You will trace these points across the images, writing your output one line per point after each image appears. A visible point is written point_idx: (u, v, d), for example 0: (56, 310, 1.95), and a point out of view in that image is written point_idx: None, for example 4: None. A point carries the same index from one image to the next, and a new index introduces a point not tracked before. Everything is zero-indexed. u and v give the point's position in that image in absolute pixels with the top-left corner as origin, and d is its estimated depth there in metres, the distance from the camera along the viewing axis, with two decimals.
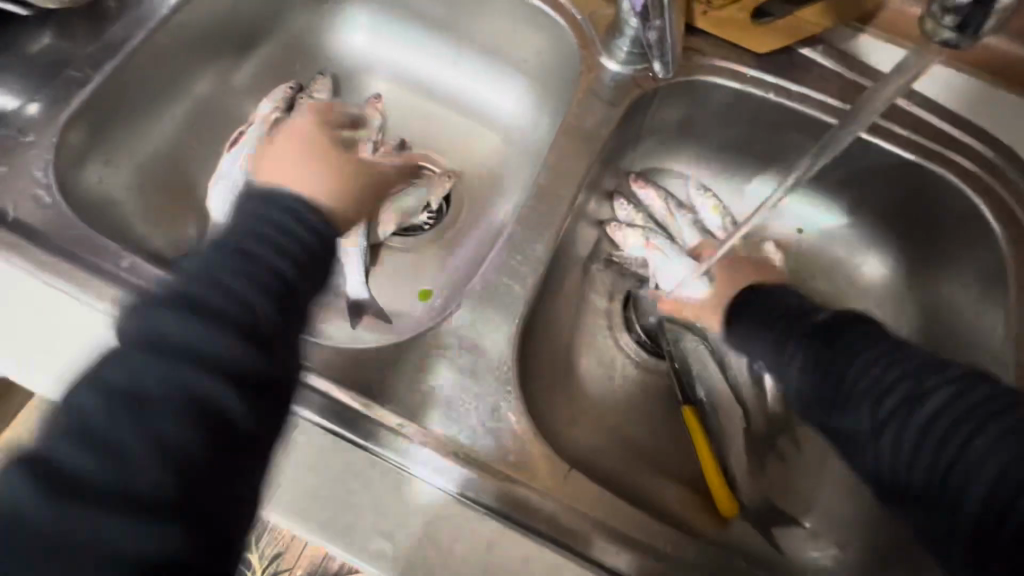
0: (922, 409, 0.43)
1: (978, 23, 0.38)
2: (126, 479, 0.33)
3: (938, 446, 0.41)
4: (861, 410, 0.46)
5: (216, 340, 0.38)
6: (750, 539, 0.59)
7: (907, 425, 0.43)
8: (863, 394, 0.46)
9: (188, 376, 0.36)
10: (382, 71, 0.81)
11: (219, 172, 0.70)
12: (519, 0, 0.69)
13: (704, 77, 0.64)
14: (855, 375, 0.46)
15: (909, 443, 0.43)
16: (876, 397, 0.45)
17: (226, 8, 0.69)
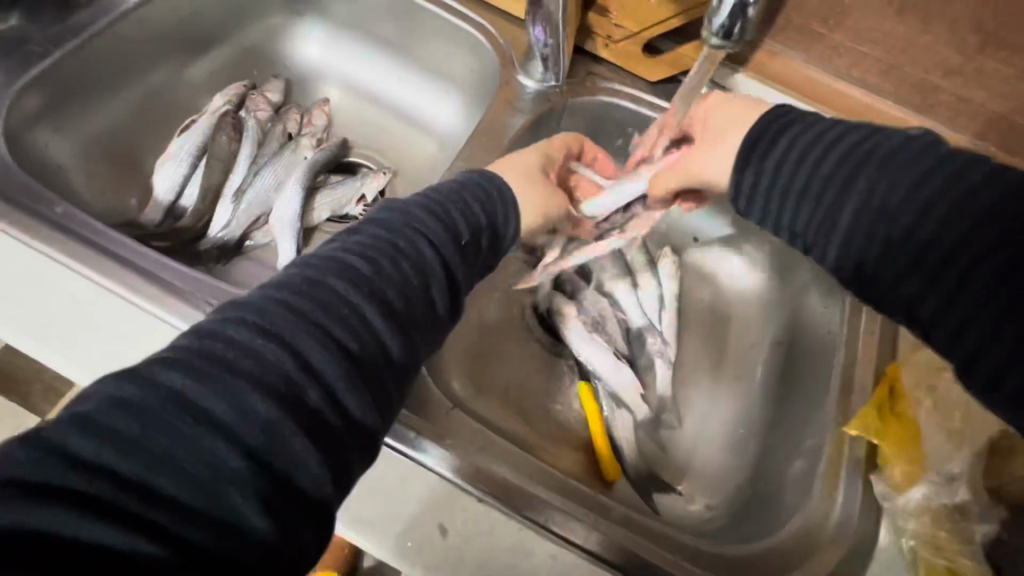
0: (928, 205, 0.43)
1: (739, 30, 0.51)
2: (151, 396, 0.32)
3: (942, 235, 0.42)
4: (856, 210, 0.46)
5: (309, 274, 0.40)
6: (627, 496, 0.66)
7: (909, 218, 0.44)
8: (868, 186, 0.46)
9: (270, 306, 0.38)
10: (333, 79, 0.90)
11: (168, 152, 0.77)
12: (451, 23, 0.79)
13: (604, 97, 0.76)
14: (855, 173, 0.47)
15: (918, 231, 0.43)
16: (882, 198, 0.45)
17: (188, 10, 0.77)
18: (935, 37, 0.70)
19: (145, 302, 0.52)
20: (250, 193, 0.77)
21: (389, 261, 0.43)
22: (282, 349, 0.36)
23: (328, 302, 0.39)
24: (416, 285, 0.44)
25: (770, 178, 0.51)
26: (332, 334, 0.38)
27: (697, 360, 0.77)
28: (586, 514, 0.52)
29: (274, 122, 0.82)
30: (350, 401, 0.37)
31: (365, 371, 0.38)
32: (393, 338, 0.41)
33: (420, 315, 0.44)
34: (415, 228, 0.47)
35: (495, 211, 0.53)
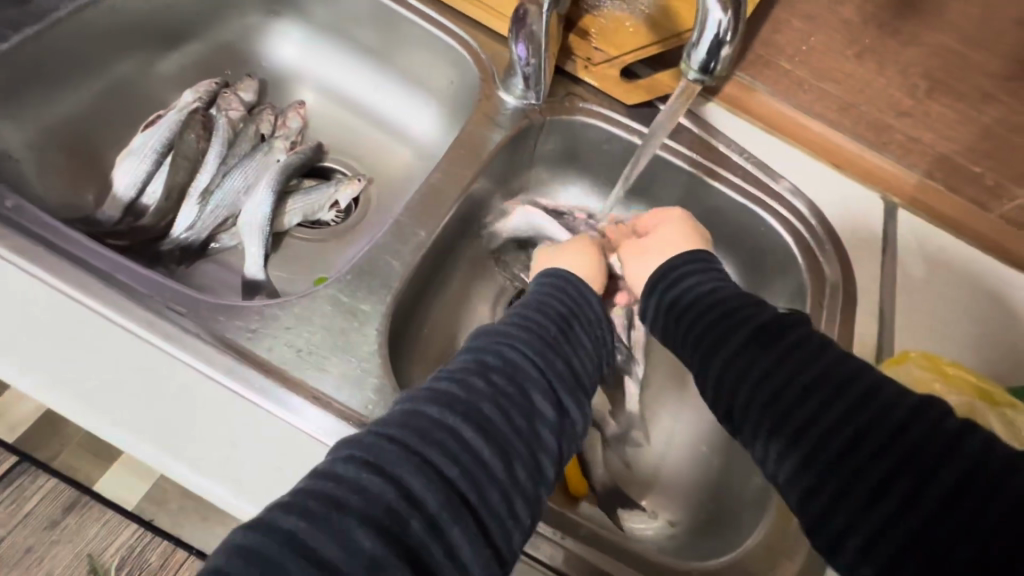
0: (776, 369, 0.47)
1: (715, 65, 0.46)
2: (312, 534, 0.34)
3: (795, 398, 0.45)
4: (722, 361, 0.50)
5: (428, 421, 0.41)
6: (594, 513, 0.66)
7: (763, 379, 0.47)
8: (728, 346, 0.51)
9: (383, 487, 0.37)
10: (309, 83, 0.89)
11: (132, 147, 0.74)
12: (433, 35, 0.80)
13: (581, 118, 0.77)
14: (720, 331, 0.52)
15: (771, 390, 0.46)
16: (742, 357, 0.49)
17: (160, 3, 0.74)
18: (888, 81, 0.76)
19: (100, 305, 0.49)
20: (217, 193, 0.75)
21: (500, 373, 0.46)
22: (417, 480, 0.38)
23: (439, 421, 0.41)
24: (522, 397, 0.45)
25: (666, 312, 0.59)
26: (450, 438, 0.40)
27: (664, 379, 0.79)
28: (551, 532, 0.52)
29: (246, 122, 0.80)
30: (455, 532, 0.37)
31: (477, 490, 0.40)
32: (497, 452, 0.41)
33: (526, 432, 0.44)
34: (514, 340, 0.49)
35: (577, 302, 0.57)
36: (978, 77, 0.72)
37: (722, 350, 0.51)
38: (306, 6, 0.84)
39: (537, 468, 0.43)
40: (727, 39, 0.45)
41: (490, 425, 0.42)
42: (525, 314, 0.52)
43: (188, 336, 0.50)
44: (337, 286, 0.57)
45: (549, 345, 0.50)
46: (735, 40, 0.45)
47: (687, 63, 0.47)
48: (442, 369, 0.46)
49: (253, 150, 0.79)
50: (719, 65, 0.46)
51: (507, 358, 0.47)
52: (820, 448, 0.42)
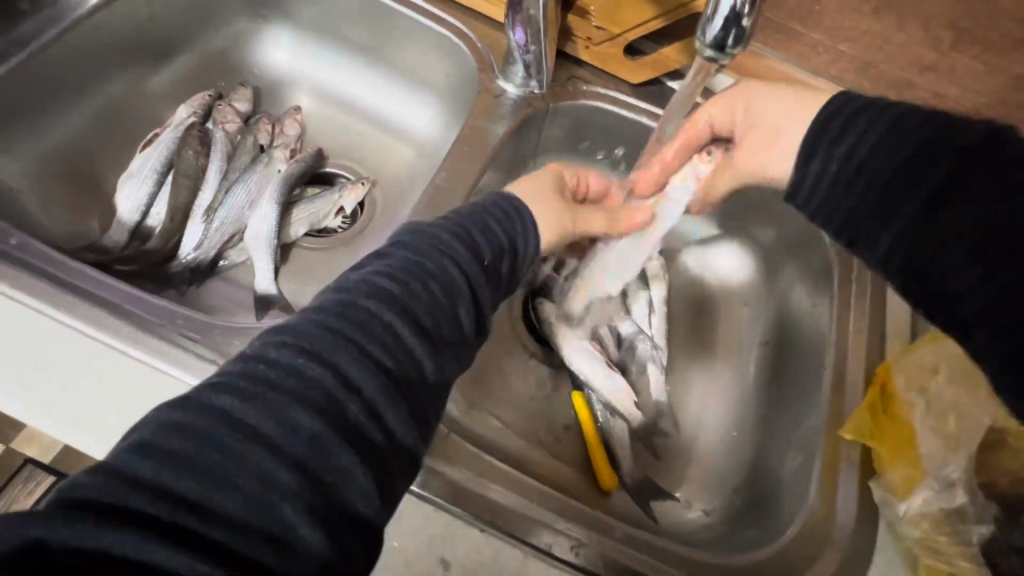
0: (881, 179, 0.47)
1: (734, 42, 0.43)
2: (198, 462, 0.30)
3: (999, 216, 0.41)
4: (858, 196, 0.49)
5: (326, 339, 0.37)
6: (625, 506, 0.66)
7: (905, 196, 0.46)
8: (866, 182, 0.48)
9: (272, 413, 0.33)
10: (304, 87, 0.87)
11: (130, 170, 0.72)
12: (426, 27, 0.77)
13: (588, 102, 0.74)
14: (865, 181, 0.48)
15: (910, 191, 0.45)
16: (861, 181, 0.48)
17: (145, 17, 0.72)
18: (909, 36, 0.71)
19: (113, 338, 0.49)
20: (222, 210, 0.74)
21: (365, 299, 0.40)
22: (256, 411, 0.32)
23: (284, 359, 0.35)
24: (375, 319, 0.39)
25: (825, 174, 0.51)
26: (280, 372, 0.35)
27: (687, 364, 0.77)
28: (584, 536, 0.51)
29: (244, 134, 0.78)
30: (342, 462, 0.33)
31: (340, 418, 0.34)
32: (369, 371, 0.37)
33: (383, 357, 0.38)
34: (387, 272, 0.42)
35: (512, 227, 0.52)
36: (1006, 25, 0.66)
37: (870, 191, 0.48)
38: (294, 7, 0.82)
39: (430, 406, 0.40)
40: (746, 10, 0.41)
41: (343, 355, 0.36)
42: (450, 230, 0.48)
43: (203, 361, 0.49)
44: None
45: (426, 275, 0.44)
46: (755, 12, 0.42)
47: (701, 39, 0.44)
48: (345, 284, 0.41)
49: (254, 161, 0.78)
50: (737, 40, 0.43)
51: (417, 282, 0.43)
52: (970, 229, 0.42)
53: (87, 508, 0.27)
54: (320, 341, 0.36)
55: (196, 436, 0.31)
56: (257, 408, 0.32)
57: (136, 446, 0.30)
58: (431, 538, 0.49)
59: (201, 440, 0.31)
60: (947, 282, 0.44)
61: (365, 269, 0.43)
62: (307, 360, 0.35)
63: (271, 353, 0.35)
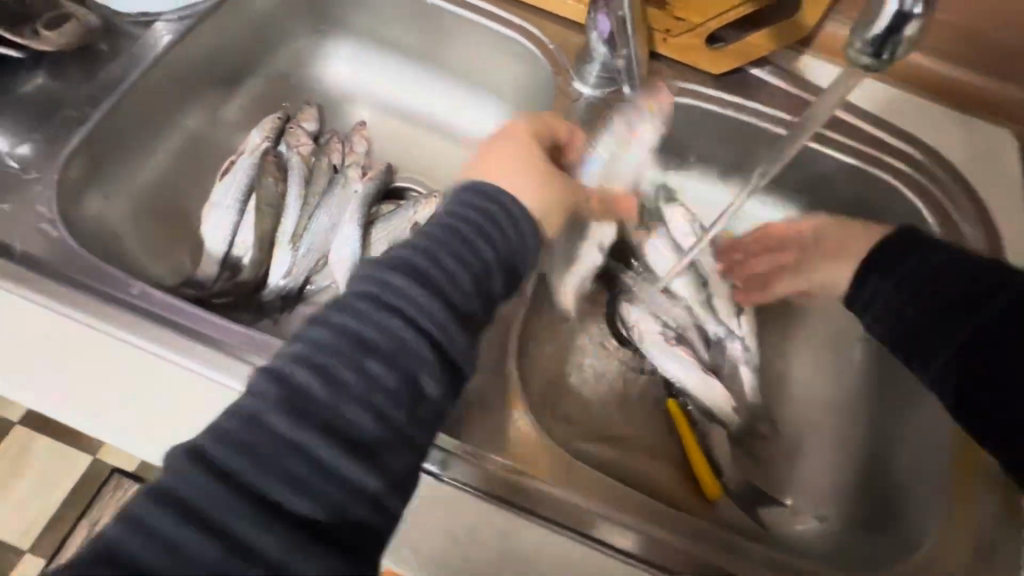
0: (935, 302, 0.55)
1: (892, 49, 0.40)
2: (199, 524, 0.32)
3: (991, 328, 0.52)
4: (903, 315, 0.57)
5: (273, 396, 0.36)
6: (733, 515, 0.64)
7: (953, 323, 0.53)
8: (906, 322, 0.56)
9: (183, 488, 0.33)
10: (366, 100, 0.85)
11: (213, 200, 0.72)
12: (493, 31, 0.74)
13: (668, 97, 0.71)
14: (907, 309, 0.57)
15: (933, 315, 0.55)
16: (901, 292, 0.58)
17: (216, 45, 0.72)
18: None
19: (242, 382, 0.51)
20: (305, 235, 0.74)
21: (302, 369, 0.37)
22: (305, 467, 0.35)
23: (280, 429, 0.35)
24: (300, 389, 0.37)
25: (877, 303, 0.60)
26: (309, 460, 0.35)
27: (782, 364, 0.75)
28: (711, 553, 0.51)
29: (318, 155, 0.78)
30: (389, 505, 0.37)
31: (344, 484, 0.36)
32: (332, 444, 0.36)
33: (336, 428, 0.36)
34: (327, 321, 0.40)
35: (506, 219, 0.47)
36: None
37: (903, 347, 0.57)
38: (354, 19, 0.80)
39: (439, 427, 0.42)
40: (913, 14, 0.39)
41: (355, 420, 0.37)
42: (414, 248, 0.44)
43: None
44: None
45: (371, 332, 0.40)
46: (922, 17, 0.39)
47: (853, 47, 0.42)
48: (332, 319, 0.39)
49: (330, 183, 0.77)
50: (896, 48, 0.40)
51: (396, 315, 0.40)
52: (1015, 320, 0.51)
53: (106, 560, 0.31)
54: (268, 397, 0.36)
55: (240, 482, 0.34)
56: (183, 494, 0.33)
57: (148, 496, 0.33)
58: (564, 560, 0.50)
59: (242, 490, 0.34)
60: (1000, 380, 0.50)
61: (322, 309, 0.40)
62: (237, 434, 0.35)
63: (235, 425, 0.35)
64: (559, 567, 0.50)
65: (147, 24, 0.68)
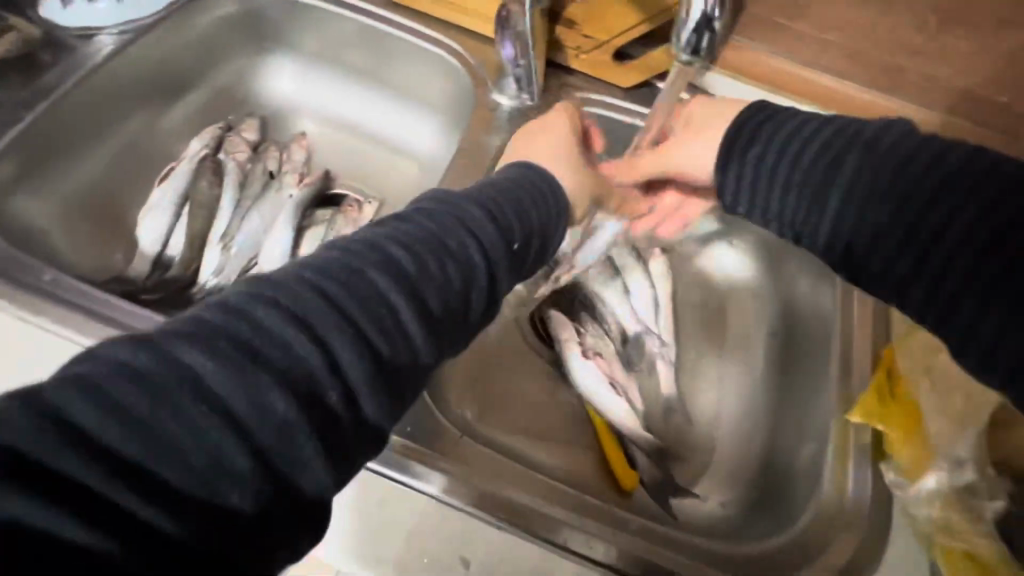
0: (943, 243, 0.42)
1: None
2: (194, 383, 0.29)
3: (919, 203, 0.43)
4: (877, 225, 0.45)
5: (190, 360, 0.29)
6: (644, 502, 0.67)
7: (948, 281, 0.41)
8: (892, 228, 0.44)
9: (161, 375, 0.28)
10: (309, 113, 0.90)
11: (150, 203, 0.76)
12: (420, 48, 0.80)
13: (581, 109, 0.77)
14: (885, 182, 0.45)
15: (916, 250, 0.43)
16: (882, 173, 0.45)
17: (156, 57, 0.76)
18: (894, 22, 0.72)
19: None
20: (239, 237, 0.77)
21: (376, 266, 0.36)
22: (206, 371, 0.29)
23: (214, 327, 0.30)
24: (371, 288, 0.35)
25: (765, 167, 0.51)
26: (254, 328, 0.31)
27: (696, 359, 0.78)
28: (597, 531, 0.53)
29: (255, 162, 0.82)
30: (275, 396, 0.30)
31: (220, 461, 0.28)
32: (239, 389, 0.29)
33: (390, 357, 0.35)
34: (402, 238, 0.39)
35: (550, 208, 0.49)
36: None
37: (845, 258, 0.48)
38: (295, 37, 0.86)
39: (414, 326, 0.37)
40: None
41: (259, 358, 0.30)
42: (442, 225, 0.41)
43: None
44: None
45: (440, 242, 0.40)
46: None
47: None
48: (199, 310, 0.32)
49: (266, 188, 0.81)
50: None
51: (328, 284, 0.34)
52: (960, 305, 0.40)
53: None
54: (187, 355, 0.29)
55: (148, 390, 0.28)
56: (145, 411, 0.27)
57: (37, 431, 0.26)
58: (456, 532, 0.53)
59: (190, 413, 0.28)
60: (936, 282, 0.42)
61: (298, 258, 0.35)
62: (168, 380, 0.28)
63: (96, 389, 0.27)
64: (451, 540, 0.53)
65: (89, 37, 0.73)
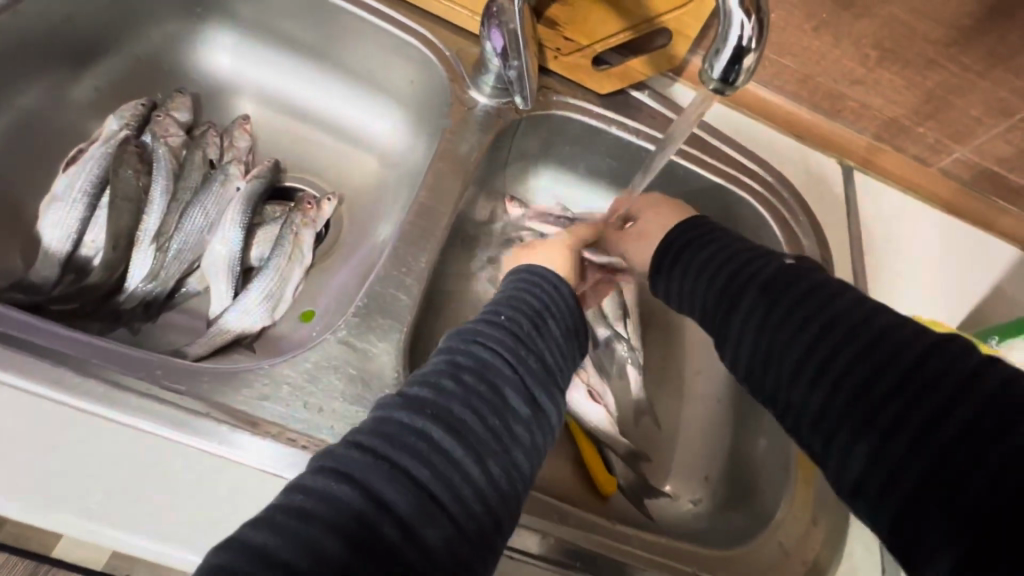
0: (830, 369, 0.44)
1: (735, 76, 0.41)
2: (396, 457, 0.36)
3: (811, 341, 0.46)
4: (777, 368, 0.48)
5: (353, 493, 0.33)
6: (623, 506, 0.68)
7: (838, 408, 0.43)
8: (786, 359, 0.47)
9: (354, 499, 0.33)
10: (250, 92, 0.80)
11: (55, 194, 0.63)
12: (388, 34, 0.73)
13: (559, 112, 0.75)
14: (719, 293, 0.54)
15: (809, 374, 0.45)
16: (785, 324, 0.48)
17: (62, 16, 0.63)
18: (843, 52, 0.78)
19: (85, 399, 0.43)
20: (177, 236, 0.67)
21: (471, 372, 0.42)
22: (378, 483, 0.34)
23: (377, 460, 0.35)
24: (441, 452, 0.37)
25: (678, 286, 0.58)
26: (411, 461, 0.36)
27: (662, 361, 0.81)
28: (604, 548, 0.53)
29: (190, 148, 0.71)
30: (427, 530, 0.34)
31: (410, 527, 0.34)
32: (404, 488, 0.35)
33: (500, 431, 0.40)
34: (485, 338, 0.45)
35: (551, 292, 0.52)
36: (923, 46, 0.74)
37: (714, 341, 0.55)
38: (235, 5, 0.74)
39: (512, 465, 0.40)
40: (751, 46, 0.39)
41: (425, 462, 0.36)
42: (498, 350, 0.44)
43: (200, 418, 0.45)
44: (345, 333, 0.52)
45: (514, 320, 0.48)
46: (759, 49, 0.40)
47: (705, 74, 0.42)
48: (359, 438, 0.36)
49: (206, 180, 0.70)
50: (740, 76, 0.41)
51: (443, 447, 0.37)
52: (855, 425, 0.41)
53: (291, 510, 0.32)
54: (353, 497, 0.33)
55: (394, 452, 0.36)
56: (379, 496, 0.34)
57: (267, 529, 0.31)
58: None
59: (424, 470, 0.36)
60: (794, 400, 0.46)
61: (384, 417, 0.38)
62: (364, 488, 0.34)
63: (331, 479, 0.34)
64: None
65: None
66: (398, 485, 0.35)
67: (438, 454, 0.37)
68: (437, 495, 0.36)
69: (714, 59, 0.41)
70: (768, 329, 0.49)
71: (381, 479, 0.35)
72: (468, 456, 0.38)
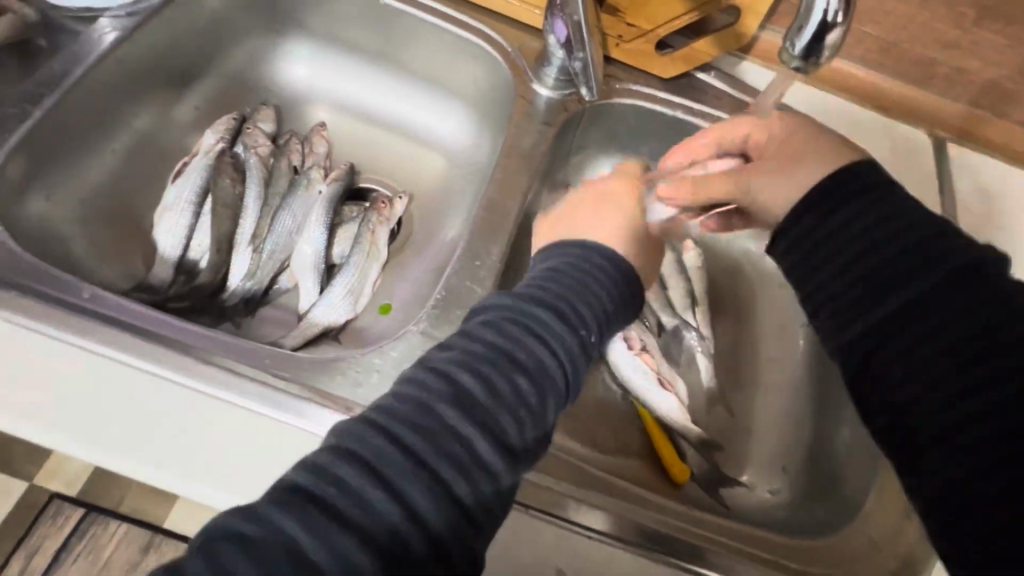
0: (939, 340, 0.40)
1: (820, 54, 0.40)
2: (393, 485, 0.32)
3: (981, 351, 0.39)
4: (930, 356, 0.40)
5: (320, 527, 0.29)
6: (699, 495, 0.68)
7: (950, 361, 0.40)
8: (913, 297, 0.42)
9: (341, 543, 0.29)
10: (325, 99, 0.85)
11: (166, 204, 0.71)
12: (453, 34, 0.76)
13: (621, 101, 0.75)
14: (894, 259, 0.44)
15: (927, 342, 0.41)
16: (951, 334, 0.40)
17: (168, 41, 0.70)
18: (932, 14, 0.72)
19: (208, 385, 0.48)
20: (268, 239, 0.73)
21: (486, 374, 0.38)
22: (357, 509, 0.31)
23: (373, 446, 0.33)
24: (433, 475, 0.33)
25: (804, 223, 0.48)
26: (385, 490, 0.32)
27: (734, 350, 0.79)
28: (681, 531, 0.53)
29: (276, 156, 0.77)
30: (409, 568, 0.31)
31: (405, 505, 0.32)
32: (396, 517, 0.31)
33: (508, 446, 0.36)
34: (504, 337, 0.40)
35: (602, 279, 0.48)
36: None
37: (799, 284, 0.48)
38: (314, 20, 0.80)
39: (513, 480, 0.37)
40: (837, 20, 0.39)
41: (418, 480, 0.33)
42: (515, 348, 0.40)
43: (300, 402, 0.49)
44: (426, 324, 0.56)
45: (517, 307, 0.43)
46: (845, 23, 0.39)
47: (786, 53, 0.41)
48: (346, 445, 0.33)
49: (291, 185, 0.76)
50: (824, 52, 0.40)
51: (440, 470, 0.33)
52: (953, 420, 0.38)
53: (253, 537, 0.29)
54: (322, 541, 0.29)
55: (383, 469, 0.32)
56: (367, 528, 0.30)
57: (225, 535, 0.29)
58: (547, 544, 0.51)
59: (411, 499, 0.32)
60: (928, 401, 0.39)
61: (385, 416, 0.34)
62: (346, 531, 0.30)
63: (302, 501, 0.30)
64: (544, 553, 0.51)
65: (92, 20, 0.66)
66: (378, 514, 0.31)
67: (434, 482, 0.33)
68: (430, 531, 0.32)
69: (797, 36, 0.40)
70: (943, 312, 0.41)
71: (363, 504, 0.31)
72: (471, 485, 0.34)
